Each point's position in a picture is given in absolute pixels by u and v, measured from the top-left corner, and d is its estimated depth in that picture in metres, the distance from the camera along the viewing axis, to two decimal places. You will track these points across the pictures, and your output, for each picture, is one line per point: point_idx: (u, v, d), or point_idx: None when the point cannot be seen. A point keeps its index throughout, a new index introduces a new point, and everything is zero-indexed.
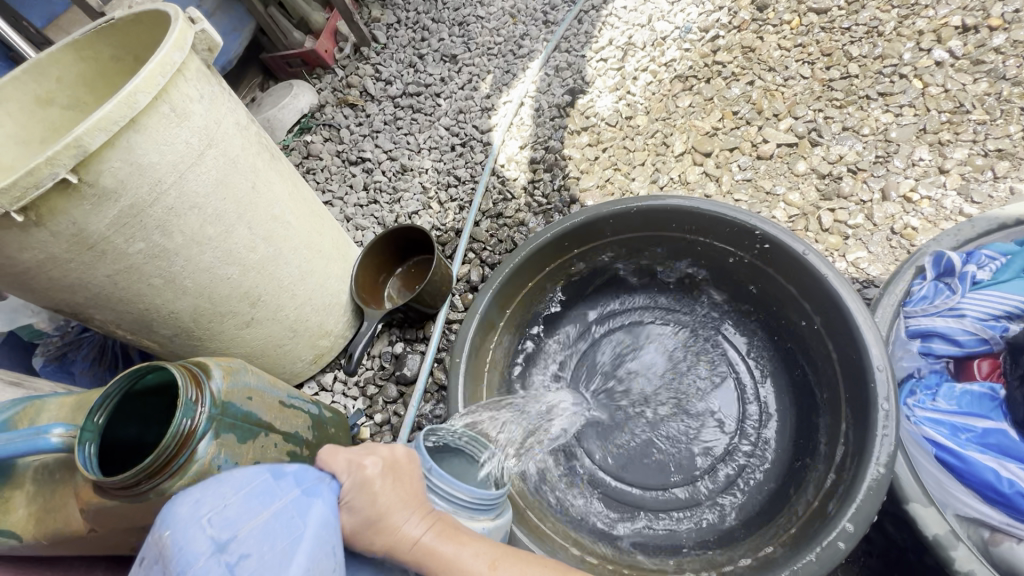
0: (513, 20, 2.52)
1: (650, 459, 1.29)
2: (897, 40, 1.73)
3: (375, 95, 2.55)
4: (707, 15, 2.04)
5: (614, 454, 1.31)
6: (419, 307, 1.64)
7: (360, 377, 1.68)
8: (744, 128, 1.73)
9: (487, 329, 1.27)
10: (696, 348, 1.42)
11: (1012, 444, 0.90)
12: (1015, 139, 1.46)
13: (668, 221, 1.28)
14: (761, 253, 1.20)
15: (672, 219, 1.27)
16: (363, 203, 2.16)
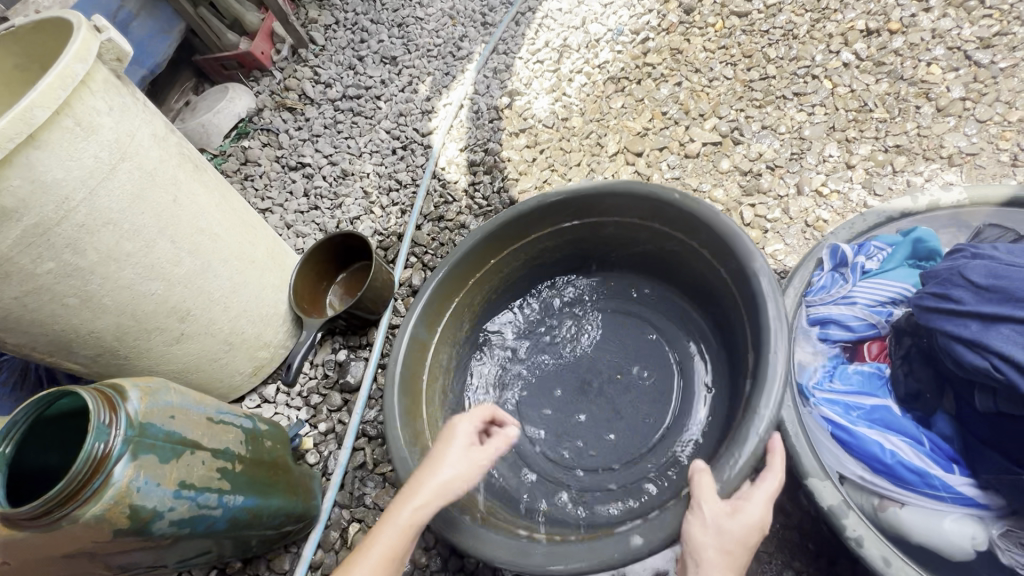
0: (452, 21, 2.52)
1: (585, 439, 1.33)
2: (809, 42, 1.84)
3: (314, 98, 2.51)
4: (637, 17, 2.11)
5: (554, 437, 1.35)
6: (361, 313, 1.64)
7: (303, 387, 1.66)
8: (673, 128, 1.81)
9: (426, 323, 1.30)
10: (636, 332, 1.45)
11: (893, 418, 0.95)
12: (911, 135, 1.57)
13: (605, 210, 1.32)
14: (684, 225, 1.23)
15: (612, 205, 1.31)
16: (303, 209, 2.13)
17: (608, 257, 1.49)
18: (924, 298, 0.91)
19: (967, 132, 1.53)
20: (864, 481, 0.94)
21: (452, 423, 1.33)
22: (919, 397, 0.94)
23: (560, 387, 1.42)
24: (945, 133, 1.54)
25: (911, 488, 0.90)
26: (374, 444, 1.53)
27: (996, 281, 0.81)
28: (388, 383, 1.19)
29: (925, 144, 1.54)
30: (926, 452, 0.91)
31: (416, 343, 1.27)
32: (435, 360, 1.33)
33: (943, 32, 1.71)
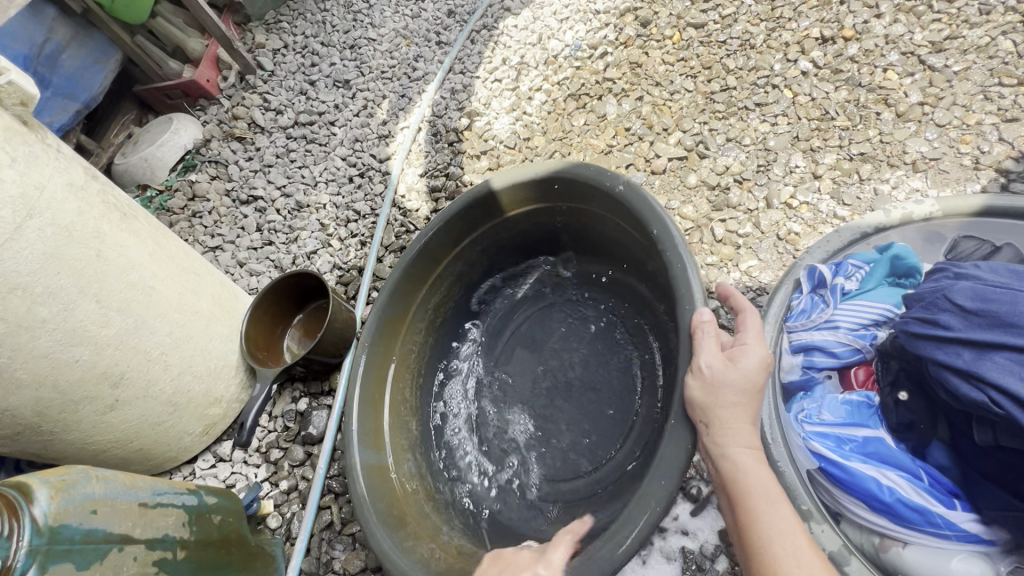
0: (406, 41, 2.45)
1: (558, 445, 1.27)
2: (767, 52, 1.83)
3: (265, 126, 2.39)
4: (594, 32, 2.08)
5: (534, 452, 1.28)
6: (322, 358, 1.52)
7: (262, 442, 1.54)
8: (637, 144, 1.76)
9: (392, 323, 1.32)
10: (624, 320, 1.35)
11: (889, 451, 0.89)
12: (874, 142, 1.55)
13: (554, 194, 1.26)
14: (593, 200, 1.19)
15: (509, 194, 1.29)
16: (256, 245, 2.02)
17: (556, 246, 1.44)
18: (908, 323, 0.86)
19: (928, 137, 1.52)
20: (863, 519, 0.88)
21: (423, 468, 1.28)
22: (913, 427, 0.89)
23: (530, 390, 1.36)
24: (907, 139, 1.53)
25: (914, 525, 0.84)
26: (342, 500, 1.41)
27: (982, 305, 0.77)
28: (348, 442, 1.18)
29: (888, 151, 1.53)
30: (926, 487, 0.85)
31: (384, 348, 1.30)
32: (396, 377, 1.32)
33: (896, 38, 1.72)
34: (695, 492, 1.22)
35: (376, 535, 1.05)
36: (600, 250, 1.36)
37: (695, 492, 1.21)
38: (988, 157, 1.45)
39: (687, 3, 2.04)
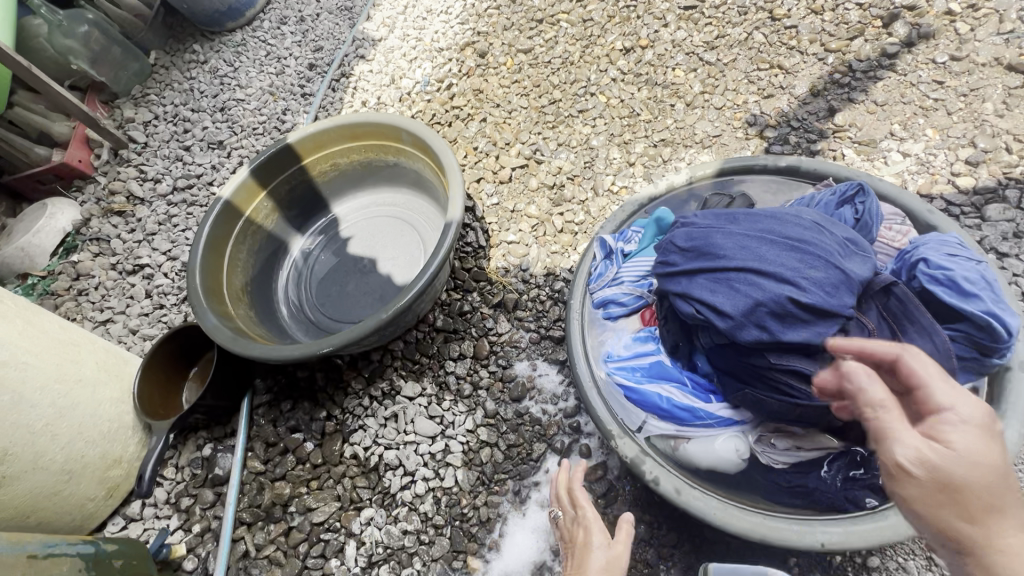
0: (273, 97, 2.60)
1: None
2: (584, 66, 2.12)
3: (144, 196, 2.46)
4: (439, 67, 2.32)
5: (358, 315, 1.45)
6: (219, 403, 1.62)
7: (171, 493, 1.61)
8: (485, 160, 1.98)
9: (220, 242, 1.66)
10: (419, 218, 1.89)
11: (666, 369, 1.12)
12: (672, 129, 1.86)
13: (343, 136, 1.80)
14: (361, 140, 1.81)
15: (301, 146, 1.78)
16: (147, 311, 2.08)
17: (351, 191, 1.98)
18: (655, 267, 1.09)
19: (710, 118, 1.84)
20: (657, 425, 1.10)
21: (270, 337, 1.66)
22: (678, 347, 1.13)
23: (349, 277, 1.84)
24: (696, 122, 1.85)
25: (686, 422, 1.07)
26: (255, 529, 1.49)
27: (694, 243, 1.02)
28: (200, 313, 1.48)
29: (682, 135, 1.83)
30: (690, 390, 1.08)
31: (233, 264, 1.71)
32: (232, 290, 1.67)
33: (680, 42, 2.06)
34: (559, 444, 1.42)
35: (249, 351, 1.39)
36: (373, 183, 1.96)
37: (559, 445, 1.41)
38: (754, 128, 1.78)
39: (515, 32, 2.33)
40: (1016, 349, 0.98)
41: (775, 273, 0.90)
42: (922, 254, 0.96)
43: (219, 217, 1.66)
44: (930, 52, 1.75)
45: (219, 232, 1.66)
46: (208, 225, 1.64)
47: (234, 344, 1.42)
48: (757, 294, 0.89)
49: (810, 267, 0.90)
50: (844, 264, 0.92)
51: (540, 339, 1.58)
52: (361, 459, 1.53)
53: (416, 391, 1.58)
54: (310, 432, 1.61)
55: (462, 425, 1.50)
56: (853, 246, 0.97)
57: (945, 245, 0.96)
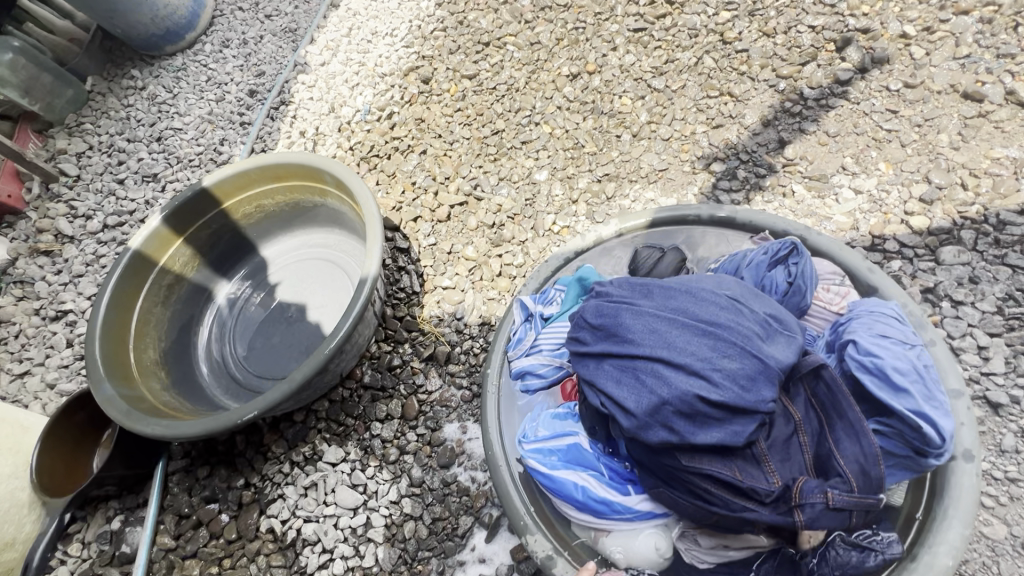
0: (212, 126, 2.48)
1: None
2: (529, 93, 2.02)
3: (73, 234, 2.32)
4: (381, 95, 2.21)
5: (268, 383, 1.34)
6: (125, 473, 1.49)
7: (75, 573, 1.48)
8: (423, 196, 1.87)
9: (127, 300, 1.54)
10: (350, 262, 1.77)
11: (584, 454, 1.00)
12: (616, 162, 1.76)
13: (265, 177, 1.68)
14: (283, 181, 1.69)
15: (218, 189, 1.66)
16: (67, 362, 1.95)
17: (280, 232, 1.86)
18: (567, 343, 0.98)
19: (656, 151, 1.74)
20: (577, 517, 0.98)
21: (184, 401, 1.54)
22: (597, 430, 1.01)
23: (276, 328, 1.73)
24: (642, 155, 1.75)
25: (604, 516, 0.96)
26: None
27: (603, 320, 0.91)
28: (96, 384, 1.36)
29: (626, 169, 1.74)
30: (607, 480, 0.97)
31: (144, 321, 1.59)
32: (141, 351, 1.54)
33: (628, 67, 1.96)
34: (486, 518, 1.30)
35: (145, 428, 1.28)
36: (302, 223, 1.84)
37: (487, 519, 1.30)
38: (702, 161, 1.68)
39: (460, 56, 2.22)
40: (963, 438, 0.87)
41: (683, 365, 0.80)
42: (852, 334, 0.86)
43: (125, 272, 1.54)
44: (884, 79, 1.66)
45: (125, 289, 1.54)
46: (112, 282, 1.51)
47: (130, 420, 1.30)
48: (662, 390, 0.79)
49: (722, 356, 0.80)
50: (762, 350, 0.81)
51: (472, 398, 1.47)
52: (277, 534, 1.41)
53: (338, 456, 1.46)
54: (226, 502, 1.49)
55: (385, 495, 1.39)
56: (776, 324, 0.86)
57: (879, 324, 0.86)
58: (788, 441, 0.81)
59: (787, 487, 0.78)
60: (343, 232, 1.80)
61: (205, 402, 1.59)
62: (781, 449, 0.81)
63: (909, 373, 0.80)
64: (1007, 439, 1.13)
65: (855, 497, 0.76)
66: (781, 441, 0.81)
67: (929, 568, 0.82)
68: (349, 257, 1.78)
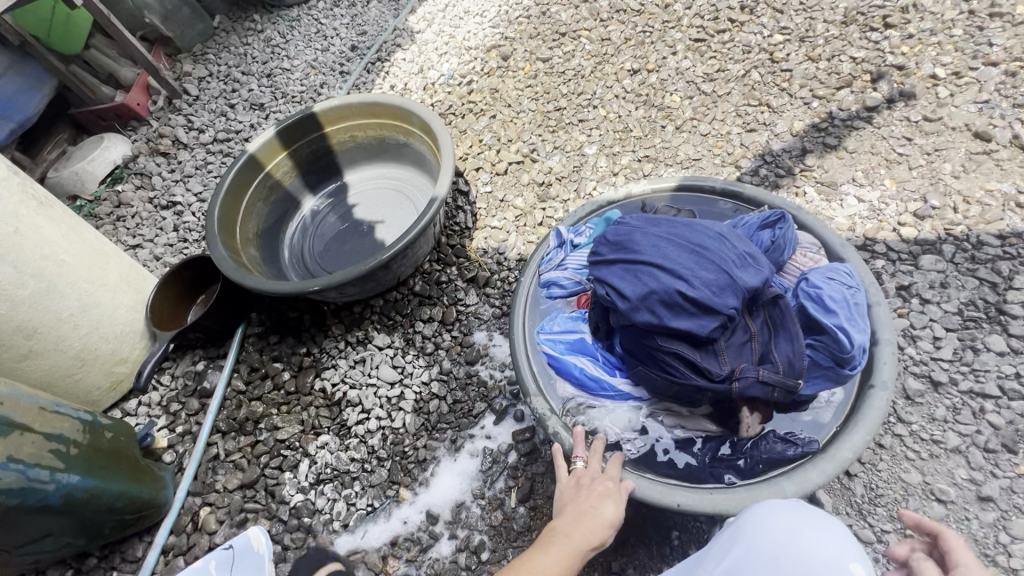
0: (315, 71, 2.87)
1: None
2: (593, 80, 2.30)
3: (187, 142, 2.74)
4: (464, 64, 2.53)
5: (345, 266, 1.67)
6: (215, 327, 1.85)
7: (164, 397, 1.85)
8: (487, 152, 2.18)
9: (240, 189, 1.90)
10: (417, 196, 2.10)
11: (586, 344, 1.29)
12: (657, 148, 2.03)
13: (363, 112, 2.02)
14: (378, 117, 2.02)
15: (325, 115, 2.01)
16: (172, 242, 2.34)
17: (364, 163, 2.20)
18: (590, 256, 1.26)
19: (694, 143, 2.00)
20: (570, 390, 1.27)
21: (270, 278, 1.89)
22: (599, 329, 1.31)
23: (348, 238, 2.07)
24: (680, 145, 2.01)
25: (592, 391, 1.24)
26: (228, 437, 1.72)
27: (619, 238, 1.19)
28: (213, 245, 1.71)
29: (664, 155, 2.00)
30: (600, 364, 1.26)
31: (249, 209, 1.94)
32: (243, 232, 1.90)
33: (683, 70, 2.22)
34: (497, 406, 1.60)
35: (247, 281, 1.62)
36: (383, 158, 2.18)
37: (497, 407, 1.59)
38: (731, 157, 1.93)
39: (538, 41, 2.52)
40: (882, 371, 1.12)
41: (673, 270, 1.07)
42: (809, 275, 1.16)
43: (243, 167, 1.89)
44: (906, 111, 1.88)
45: (241, 180, 1.90)
46: (233, 172, 1.87)
47: (236, 274, 1.65)
48: (654, 284, 1.06)
49: (703, 268, 1.07)
50: (735, 272, 1.08)
51: (501, 315, 1.77)
52: (327, 393, 1.74)
53: (385, 342, 1.78)
54: (289, 364, 1.83)
55: (418, 377, 1.70)
56: (751, 259, 1.12)
57: (830, 272, 1.16)
58: (742, 344, 1.08)
59: (732, 370, 1.05)
60: (416, 170, 2.13)
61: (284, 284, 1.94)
62: (736, 348, 1.08)
63: (840, 302, 1.10)
64: (939, 410, 1.36)
65: (779, 377, 1.05)
66: (737, 342, 1.07)
67: (835, 458, 1.07)
68: (417, 191, 2.11)
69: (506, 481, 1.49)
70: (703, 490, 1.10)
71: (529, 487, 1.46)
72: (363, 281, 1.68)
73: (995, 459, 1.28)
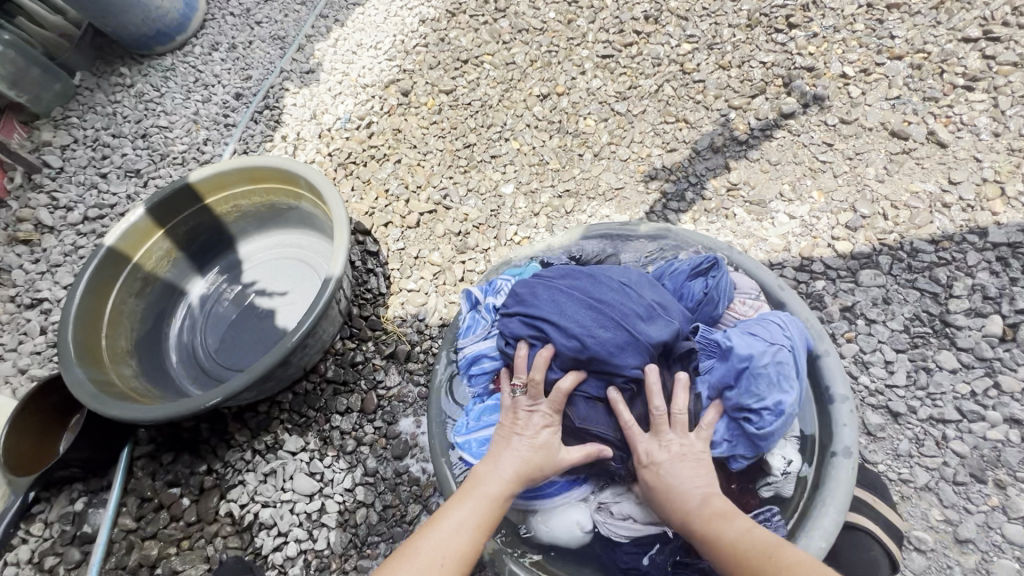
0: (197, 126, 2.57)
1: None
2: (501, 110, 2.14)
3: (54, 225, 2.36)
4: (362, 105, 2.31)
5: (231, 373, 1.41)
6: (89, 458, 1.54)
7: (36, 551, 1.53)
8: (395, 203, 1.96)
9: (102, 289, 1.60)
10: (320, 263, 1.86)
11: None
12: (577, 180, 1.88)
13: (243, 179, 1.76)
14: (261, 182, 1.77)
15: (197, 188, 1.74)
16: (40, 349, 2.00)
17: (255, 231, 1.94)
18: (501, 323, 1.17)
19: (614, 170, 1.87)
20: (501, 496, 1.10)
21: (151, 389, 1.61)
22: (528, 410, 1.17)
23: (245, 323, 1.81)
24: (601, 174, 1.88)
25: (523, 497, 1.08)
26: None
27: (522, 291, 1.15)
28: (67, 368, 1.42)
29: (585, 187, 1.86)
30: None
31: (118, 310, 1.66)
32: (110, 339, 1.60)
33: (594, 91, 2.09)
34: (434, 506, 1.40)
35: (111, 411, 1.35)
36: (277, 223, 1.92)
37: (434, 507, 1.40)
38: (654, 182, 1.81)
39: (439, 72, 2.33)
40: (844, 437, 1.04)
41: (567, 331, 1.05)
42: (725, 332, 1.10)
43: (101, 263, 1.60)
44: (822, 114, 1.81)
45: (101, 278, 1.61)
46: (89, 271, 1.58)
47: (96, 403, 1.37)
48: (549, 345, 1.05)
49: (600, 327, 1.04)
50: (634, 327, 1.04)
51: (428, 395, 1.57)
52: (235, 518, 1.48)
53: (298, 446, 1.54)
54: (188, 487, 1.55)
55: (341, 483, 1.48)
56: (660, 309, 1.08)
57: (755, 326, 1.08)
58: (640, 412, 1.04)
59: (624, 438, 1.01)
60: (315, 234, 1.89)
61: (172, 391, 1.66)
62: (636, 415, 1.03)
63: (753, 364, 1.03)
64: (903, 444, 1.27)
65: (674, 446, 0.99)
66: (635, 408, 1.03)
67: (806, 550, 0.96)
68: (320, 258, 1.87)
69: None
70: None
71: None
72: (258, 385, 1.44)
73: (967, 493, 1.20)
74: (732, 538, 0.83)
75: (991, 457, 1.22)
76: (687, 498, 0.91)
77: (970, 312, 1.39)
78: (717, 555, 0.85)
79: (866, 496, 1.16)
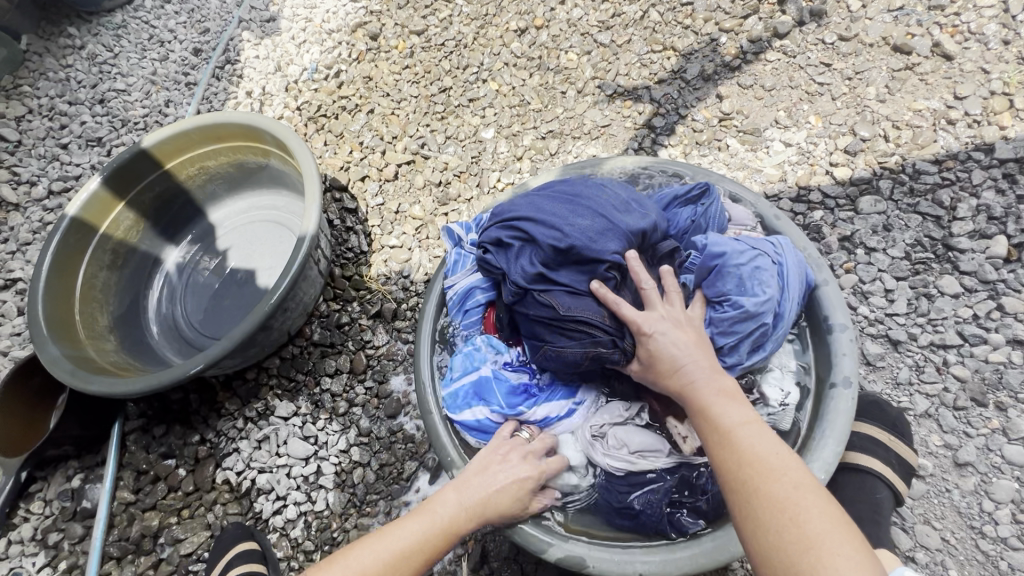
0: (157, 87, 2.42)
1: None
2: (477, 49, 1.99)
3: (19, 202, 2.24)
4: (328, 52, 2.15)
5: None
6: (79, 436, 1.51)
7: (37, 529, 1.52)
8: (371, 156, 1.86)
9: (69, 263, 1.53)
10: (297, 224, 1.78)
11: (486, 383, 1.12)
12: (561, 119, 1.78)
13: (206, 137, 1.65)
14: (224, 139, 1.67)
15: (157, 151, 1.63)
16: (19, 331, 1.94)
17: (226, 194, 1.85)
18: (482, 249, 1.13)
19: (600, 107, 1.76)
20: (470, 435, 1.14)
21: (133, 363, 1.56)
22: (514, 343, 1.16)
23: (224, 290, 1.75)
24: (585, 111, 1.77)
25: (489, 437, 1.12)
26: (125, 563, 1.43)
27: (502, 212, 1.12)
28: (40, 346, 1.37)
29: (570, 126, 1.76)
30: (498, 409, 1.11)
31: (90, 284, 1.59)
32: (85, 315, 1.54)
33: (575, 21, 1.93)
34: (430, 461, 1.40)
35: (90, 386, 1.31)
36: (249, 184, 1.83)
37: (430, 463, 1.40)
38: (642, 117, 1.71)
39: (408, 11, 2.15)
40: (842, 366, 1.01)
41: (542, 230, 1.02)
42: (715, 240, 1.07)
43: (65, 236, 1.52)
44: (820, 32, 1.68)
45: (68, 251, 1.53)
46: (53, 244, 1.50)
47: (75, 381, 1.33)
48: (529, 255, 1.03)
49: (579, 217, 1.02)
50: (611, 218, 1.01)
51: None
52: (233, 485, 1.48)
53: (289, 411, 1.52)
54: (183, 458, 1.53)
55: (335, 445, 1.47)
56: (635, 204, 1.06)
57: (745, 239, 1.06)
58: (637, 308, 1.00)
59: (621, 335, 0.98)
60: (288, 193, 1.79)
61: (156, 364, 1.61)
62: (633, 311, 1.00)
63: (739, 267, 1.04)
64: (903, 372, 1.25)
65: None
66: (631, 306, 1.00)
67: None
68: (296, 218, 1.78)
69: (454, 550, 1.29)
70: (659, 550, 0.98)
71: (481, 551, 1.28)
72: (240, 352, 1.39)
73: (967, 417, 1.19)
74: (731, 420, 0.81)
75: (993, 380, 1.20)
76: (692, 372, 0.89)
77: (974, 234, 1.33)
78: (707, 424, 0.84)
79: (881, 435, 1.17)
